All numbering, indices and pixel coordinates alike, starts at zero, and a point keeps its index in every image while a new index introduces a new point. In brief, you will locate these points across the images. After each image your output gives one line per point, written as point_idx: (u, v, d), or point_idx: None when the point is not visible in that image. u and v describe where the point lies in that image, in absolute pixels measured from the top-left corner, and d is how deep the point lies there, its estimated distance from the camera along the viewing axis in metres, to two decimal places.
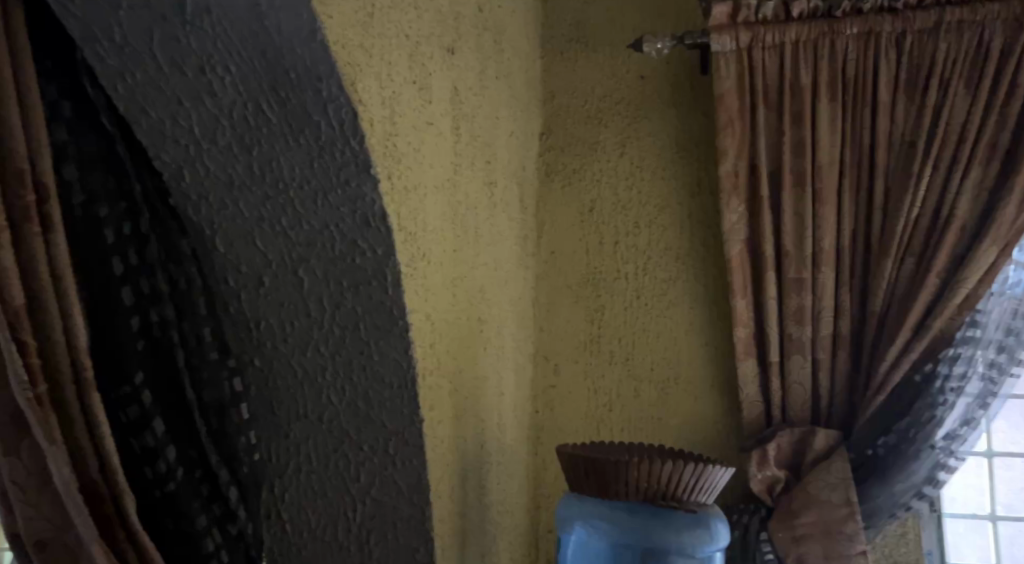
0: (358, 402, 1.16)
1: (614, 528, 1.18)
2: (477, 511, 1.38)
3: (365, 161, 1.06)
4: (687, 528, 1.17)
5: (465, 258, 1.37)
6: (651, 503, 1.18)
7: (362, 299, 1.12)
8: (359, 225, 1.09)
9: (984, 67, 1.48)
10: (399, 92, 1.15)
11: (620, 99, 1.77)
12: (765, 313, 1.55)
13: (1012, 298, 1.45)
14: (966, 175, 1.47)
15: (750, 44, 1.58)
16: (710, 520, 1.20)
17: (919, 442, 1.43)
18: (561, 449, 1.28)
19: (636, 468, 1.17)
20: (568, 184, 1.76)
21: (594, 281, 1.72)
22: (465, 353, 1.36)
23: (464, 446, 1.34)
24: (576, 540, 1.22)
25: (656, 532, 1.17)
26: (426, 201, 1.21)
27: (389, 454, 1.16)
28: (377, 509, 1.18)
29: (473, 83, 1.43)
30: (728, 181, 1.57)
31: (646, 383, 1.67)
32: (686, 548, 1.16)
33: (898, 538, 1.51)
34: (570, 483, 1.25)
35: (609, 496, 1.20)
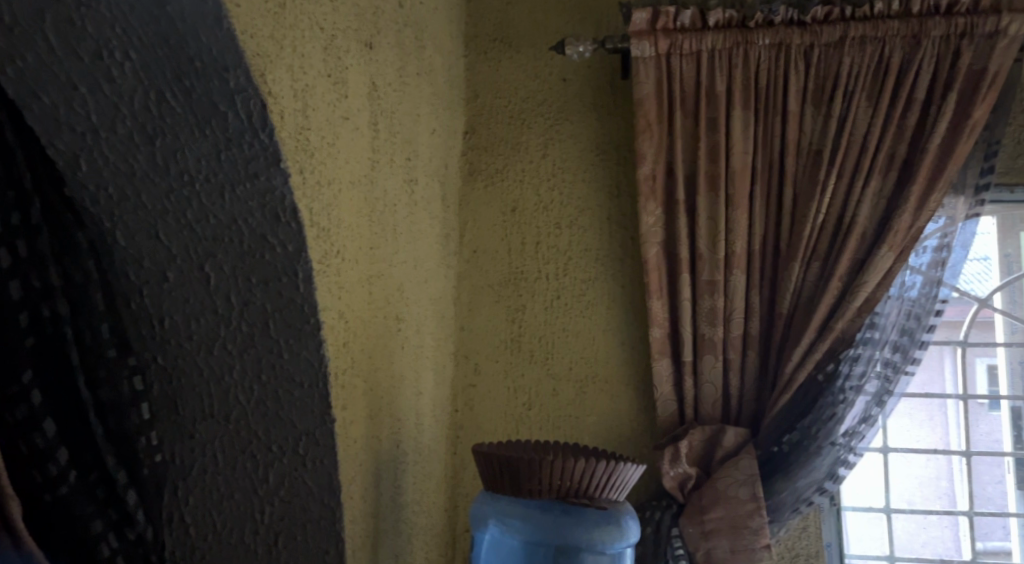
0: (267, 402, 1.13)
1: (528, 526, 1.18)
2: (391, 511, 1.37)
3: (274, 154, 1.04)
4: (599, 526, 1.18)
5: (383, 256, 1.36)
6: (564, 502, 1.20)
7: (272, 296, 1.10)
8: (268, 221, 1.06)
9: (884, 81, 1.55)
10: (312, 85, 1.12)
11: (542, 100, 1.78)
12: (679, 315, 1.58)
13: (907, 301, 1.52)
14: (867, 184, 1.53)
15: (668, 51, 1.62)
16: (621, 516, 1.22)
17: (821, 438, 1.49)
18: (477, 449, 1.29)
19: (549, 465, 1.19)
20: (490, 184, 1.76)
21: (516, 280, 1.73)
22: (381, 351, 1.34)
23: (379, 446, 1.32)
24: (489, 540, 1.22)
25: (568, 530, 1.18)
26: (341, 197, 1.19)
27: (299, 455, 1.14)
28: (286, 510, 1.15)
29: (392, 79, 1.41)
30: (646, 184, 1.60)
31: (565, 382, 1.68)
32: (597, 545, 1.17)
33: (799, 531, 1.56)
34: (485, 484, 1.26)
35: (522, 496, 1.21)
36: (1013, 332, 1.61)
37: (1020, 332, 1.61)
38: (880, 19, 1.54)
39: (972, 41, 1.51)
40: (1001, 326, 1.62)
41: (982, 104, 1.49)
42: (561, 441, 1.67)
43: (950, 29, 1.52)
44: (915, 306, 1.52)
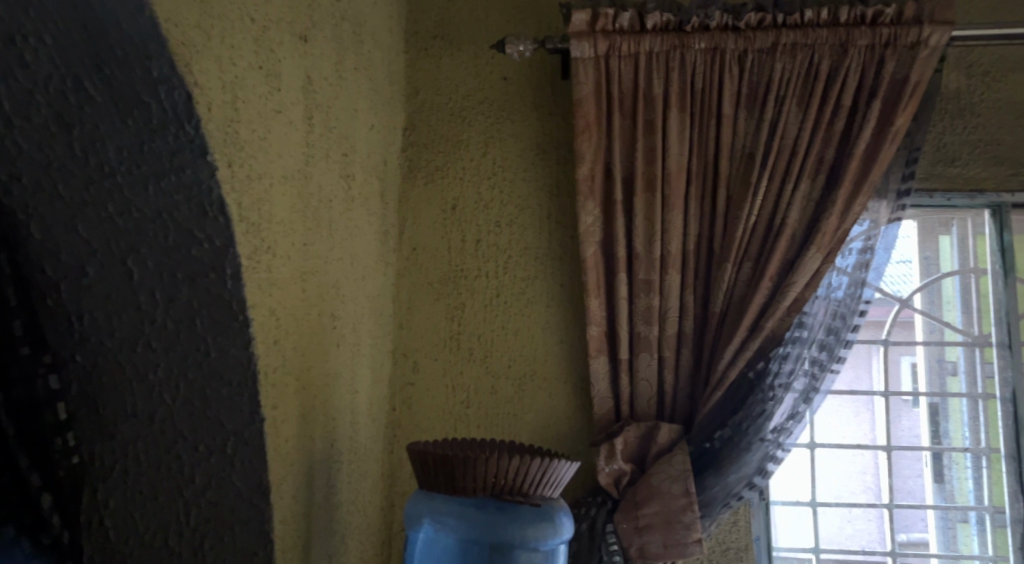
0: (194, 399, 1.11)
1: (463, 524, 1.19)
2: (324, 511, 1.35)
3: (200, 147, 1.02)
4: (533, 523, 1.19)
5: (317, 252, 1.34)
6: (497, 499, 1.21)
7: (199, 292, 1.07)
8: (195, 215, 1.04)
9: (813, 87, 1.60)
10: (243, 77, 1.10)
11: (482, 98, 1.78)
12: (616, 313, 1.60)
13: (833, 301, 1.58)
14: (796, 188, 1.58)
15: (607, 52, 1.64)
16: (555, 513, 1.23)
17: (751, 434, 1.54)
18: (413, 447, 1.29)
19: (485, 463, 1.20)
20: (430, 181, 1.75)
21: (456, 278, 1.72)
22: (315, 349, 1.32)
23: (312, 445, 1.30)
24: (424, 538, 1.21)
25: (502, 527, 1.18)
26: (273, 191, 1.17)
27: (227, 456, 1.11)
28: (213, 511, 1.13)
29: (328, 73, 1.40)
30: (584, 184, 1.62)
31: (503, 380, 1.69)
32: (531, 542, 1.18)
33: (730, 525, 1.59)
34: (420, 483, 1.26)
35: (456, 494, 1.22)
36: (932, 332, 1.64)
37: (938, 331, 1.64)
38: (809, 27, 1.59)
39: (895, 51, 1.57)
40: (920, 326, 1.65)
41: (904, 112, 1.55)
42: (499, 438, 1.67)
43: (875, 38, 1.58)
44: (840, 306, 1.57)
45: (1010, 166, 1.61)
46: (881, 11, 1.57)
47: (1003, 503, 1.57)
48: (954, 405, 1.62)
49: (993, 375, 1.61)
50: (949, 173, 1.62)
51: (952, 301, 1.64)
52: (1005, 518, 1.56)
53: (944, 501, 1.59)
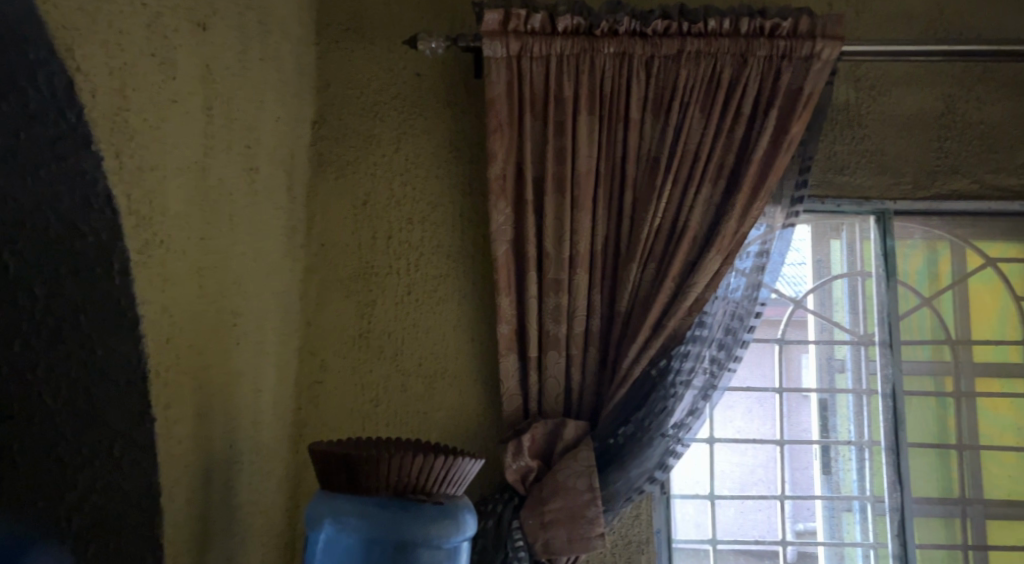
0: (78, 401, 1.08)
1: (365, 522, 1.18)
2: (223, 513, 1.33)
3: (84, 136, 1.01)
4: (436, 520, 1.20)
5: (216, 247, 1.31)
6: (400, 499, 1.21)
7: (84, 287, 1.06)
8: (79, 207, 1.04)
9: (716, 95, 1.66)
10: (133, 63, 1.08)
11: (395, 94, 1.77)
12: (525, 312, 1.63)
13: (732, 302, 1.64)
14: (698, 192, 1.63)
15: (519, 52, 1.66)
16: (459, 511, 1.24)
17: (652, 430, 1.58)
18: (315, 446, 1.29)
19: (389, 460, 1.21)
20: (340, 176, 1.74)
21: (366, 275, 1.71)
22: (214, 347, 1.30)
23: (210, 445, 1.28)
24: (324, 540, 1.20)
25: (405, 525, 1.18)
26: (167, 182, 1.16)
27: (115, 460, 1.09)
28: (98, 517, 1.09)
29: (231, 62, 1.37)
30: (496, 183, 1.64)
31: (413, 377, 1.69)
32: (433, 540, 1.19)
33: (632, 519, 1.64)
34: (323, 484, 1.25)
35: (359, 493, 1.22)
36: (824, 332, 1.72)
37: (827, 331, 1.72)
38: (712, 36, 1.65)
39: (790, 63, 1.64)
40: (812, 326, 1.72)
41: (799, 121, 1.63)
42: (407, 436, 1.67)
43: (772, 50, 1.64)
44: (738, 307, 1.64)
45: (893, 175, 1.71)
46: (778, 24, 1.64)
47: (883, 492, 1.66)
48: (840, 400, 1.70)
49: (875, 372, 1.70)
50: (838, 181, 1.71)
51: (842, 302, 1.73)
52: (884, 507, 1.65)
53: (831, 491, 1.67)
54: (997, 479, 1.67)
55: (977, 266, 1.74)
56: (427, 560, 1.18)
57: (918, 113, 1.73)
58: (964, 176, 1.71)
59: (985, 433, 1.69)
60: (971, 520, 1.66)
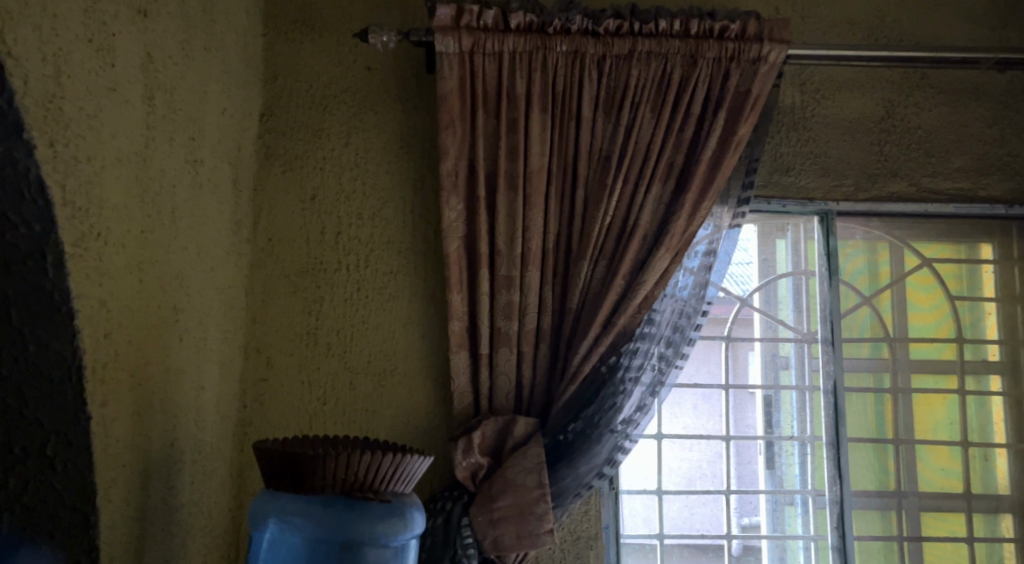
0: (9, 400, 1.10)
1: (310, 523, 1.17)
2: (162, 513, 1.31)
3: (16, 123, 1.00)
4: (383, 519, 1.19)
5: (156, 242, 1.29)
6: (347, 497, 1.20)
7: (15, 280, 1.06)
8: (10, 197, 1.03)
9: (666, 95, 1.67)
10: (68, 50, 1.07)
11: (345, 87, 1.75)
12: (477, 308, 1.62)
13: (680, 300, 1.66)
14: (648, 191, 1.65)
15: (471, 48, 1.65)
16: (406, 508, 1.23)
17: (602, 426, 1.60)
18: (260, 446, 1.27)
19: (335, 460, 1.20)
20: (288, 170, 1.71)
21: (314, 271, 1.69)
22: (153, 343, 1.28)
23: (148, 444, 1.26)
24: (269, 540, 1.19)
25: (351, 523, 1.18)
26: (104, 172, 1.15)
27: (47, 458, 1.11)
28: (28, 517, 1.12)
29: (173, 52, 1.34)
30: (448, 179, 1.64)
31: (362, 375, 1.67)
32: (379, 539, 1.18)
33: (581, 514, 1.65)
34: (268, 483, 1.24)
35: (306, 491, 1.21)
36: (769, 330, 1.76)
37: (772, 329, 1.76)
38: (663, 37, 1.67)
39: (739, 65, 1.67)
40: (758, 324, 1.76)
41: (747, 122, 1.66)
42: (356, 434, 1.66)
43: (721, 52, 1.67)
44: (686, 305, 1.66)
45: (835, 177, 1.76)
46: (727, 26, 1.66)
47: (823, 486, 1.70)
48: (784, 397, 1.74)
49: (818, 369, 1.74)
50: (783, 182, 1.75)
51: (786, 300, 1.76)
52: (824, 500, 1.70)
53: (775, 486, 1.71)
54: (931, 473, 1.73)
55: (914, 266, 1.79)
56: (373, 559, 1.18)
57: (860, 117, 1.78)
58: (903, 179, 1.76)
59: (920, 428, 1.74)
60: (906, 512, 1.71)
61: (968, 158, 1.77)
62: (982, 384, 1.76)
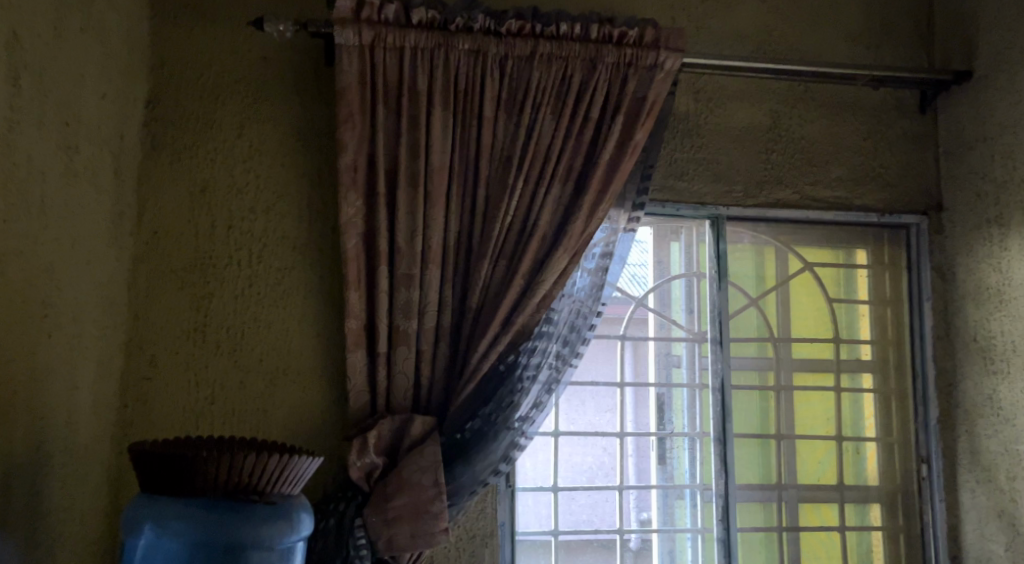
0: None
1: (189, 526, 1.14)
2: (29, 520, 1.23)
3: None
4: (267, 521, 1.17)
5: (23, 233, 1.21)
6: (231, 500, 1.18)
7: None
8: None
9: (567, 98, 1.69)
10: None
11: (238, 77, 1.69)
12: (375, 307, 1.60)
13: (577, 300, 1.68)
14: (548, 192, 1.67)
15: (372, 43, 1.63)
16: (294, 511, 1.23)
17: (499, 424, 1.60)
18: (134, 449, 1.23)
19: (215, 462, 1.17)
20: (176, 160, 1.65)
21: (204, 266, 1.63)
22: (21, 340, 1.20)
23: (12, 447, 1.18)
24: (143, 546, 1.16)
25: (233, 526, 1.15)
26: None
27: None
28: None
29: (45, 29, 1.26)
30: (346, 174, 1.61)
31: (253, 374, 1.63)
32: (264, 541, 1.16)
33: (477, 513, 1.66)
34: (145, 487, 1.20)
35: (184, 494, 1.18)
36: (662, 329, 1.81)
37: (666, 328, 1.81)
38: (564, 40, 1.68)
39: (636, 71, 1.70)
40: (652, 323, 1.81)
41: (643, 128, 1.70)
42: (247, 434, 1.61)
43: (620, 58, 1.70)
44: (582, 305, 1.68)
45: (726, 183, 1.83)
46: (625, 33, 1.69)
47: (710, 480, 1.77)
48: (676, 394, 1.80)
49: (707, 367, 1.81)
50: (678, 186, 1.81)
51: (679, 301, 1.82)
52: (711, 494, 1.77)
53: (665, 481, 1.76)
54: (808, 466, 1.82)
55: (797, 270, 1.88)
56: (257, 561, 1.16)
57: (749, 126, 1.85)
58: (787, 186, 1.85)
59: (799, 423, 1.83)
60: (785, 503, 1.80)
61: (846, 168, 1.87)
62: (855, 382, 1.87)
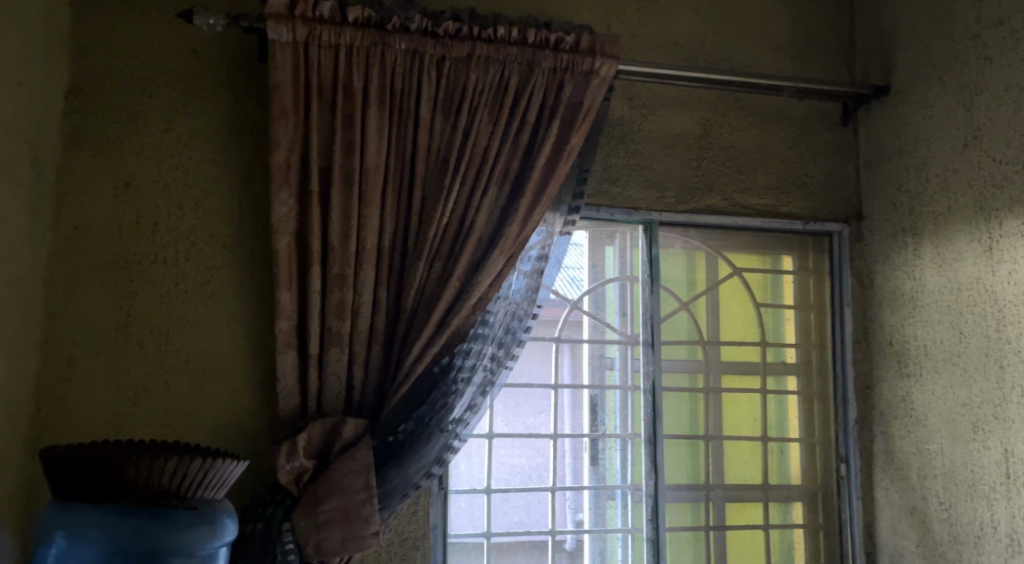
0: None
1: (108, 533, 1.15)
2: None
3: None
4: (188, 528, 1.18)
5: None
6: (150, 507, 1.17)
7: None
8: None
9: (504, 101, 1.70)
10: None
11: (166, 70, 1.64)
12: (307, 307, 1.58)
13: (513, 302, 1.69)
14: (484, 194, 1.67)
15: (306, 39, 1.60)
16: (216, 517, 1.22)
17: (433, 427, 1.60)
18: (49, 451, 1.20)
19: (135, 466, 1.16)
20: (99, 155, 1.59)
21: (127, 264, 1.58)
22: None
23: None
24: (58, 553, 1.16)
25: (153, 533, 1.16)
26: None
27: None
28: None
29: None
30: (279, 172, 1.58)
31: (178, 376, 1.58)
32: (185, 547, 1.17)
33: (409, 515, 1.65)
34: (60, 491, 1.18)
35: (102, 501, 1.17)
36: (596, 331, 1.83)
37: (600, 331, 1.83)
38: (500, 43, 1.68)
39: (572, 76, 1.72)
40: (586, 326, 1.83)
41: (578, 133, 1.71)
42: (172, 437, 1.57)
43: (556, 62, 1.71)
44: (518, 307, 1.68)
45: (659, 189, 1.86)
46: (562, 38, 1.70)
47: (641, 481, 1.80)
48: (609, 397, 1.82)
49: (639, 369, 1.84)
50: (612, 191, 1.83)
51: (613, 304, 1.84)
52: (641, 494, 1.80)
53: (597, 481, 1.79)
54: (734, 466, 1.87)
55: (726, 275, 1.93)
56: None
57: (681, 134, 1.89)
58: (717, 194, 1.89)
59: (727, 424, 1.88)
60: (713, 503, 1.84)
61: (773, 176, 1.93)
62: (780, 384, 1.93)
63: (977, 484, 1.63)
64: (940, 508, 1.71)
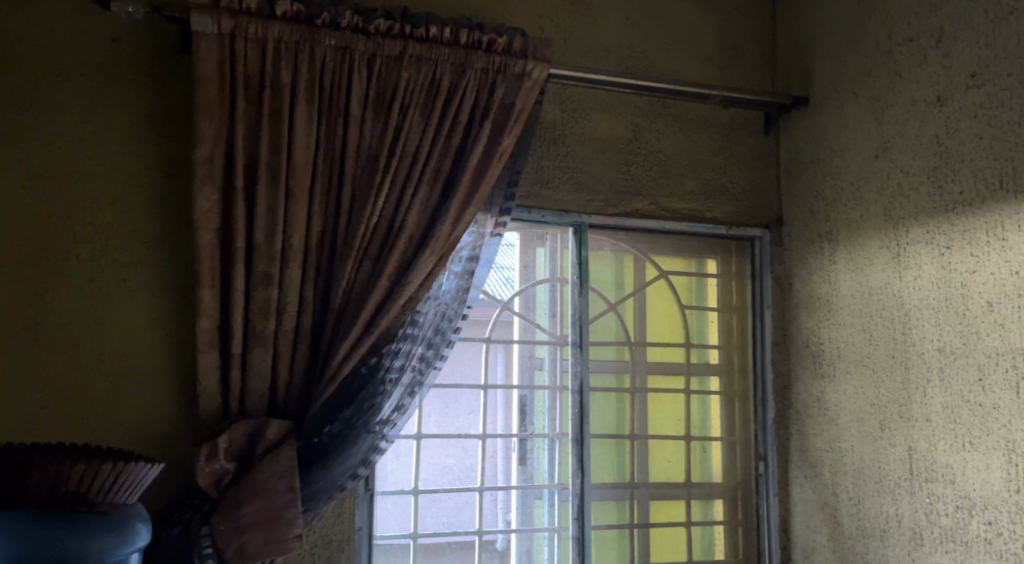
0: None
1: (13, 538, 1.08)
2: None
3: None
4: (100, 536, 1.13)
5: None
6: (59, 511, 1.12)
7: None
8: None
9: (435, 101, 1.69)
10: None
11: (82, 58, 1.58)
12: (230, 306, 1.54)
13: (442, 302, 1.68)
14: (415, 194, 1.66)
15: (232, 32, 1.57)
16: (129, 522, 1.18)
17: (359, 428, 1.58)
18: None
19: (39, 469, 1.14)
20: (7, 145, 1.52)
21: (37, 259, 1.52)
22: None
23: None
24: None
25: (63, 540, 1.10)
26: None
27: None
28: None
29: None
30: (201, 167, 1.54)
31: (92, 376, 1.52)
32: (95, 555, 1.12)
33: (334, 517, 1.64)
34: None
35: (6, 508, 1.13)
36: (526, 332, 1.84)
37: (529, 331, 1.84)
38: (433, 43, 1.68)
39: (504, 78, 1.72)
40: (517, 326, 1.84)
41: (510, 135, 1.72)
42: (84, 439, 1.51)
43: (488, 64, 1.71)
44: (448, 308, 1.68)
45: (588, 192, 1.88)
46: (494, 40, 1.71)
47: (567, 480, 1.82)
48: (537, 397, 1.83)
49: (567, 370, 1.86)
50: (543, 194, 1.85)
51: (542, 305, 1.86)
52: (568, 493, 1.82)
53: (524, 481, 1.80)
54: (658, 465, 1.91)
55: (653, 277, 1.96)
56: None
57: (611, 138, 1.92)
58: (645, 198, 1.93)
59: (652, 424, 1.92)
60: (637, 501, 1.88)
61: (698, 182, 1.98)
62: (703, 384, 1.98)
63: (883, 480, 1.71)
64: (849, 504, 1.78)
